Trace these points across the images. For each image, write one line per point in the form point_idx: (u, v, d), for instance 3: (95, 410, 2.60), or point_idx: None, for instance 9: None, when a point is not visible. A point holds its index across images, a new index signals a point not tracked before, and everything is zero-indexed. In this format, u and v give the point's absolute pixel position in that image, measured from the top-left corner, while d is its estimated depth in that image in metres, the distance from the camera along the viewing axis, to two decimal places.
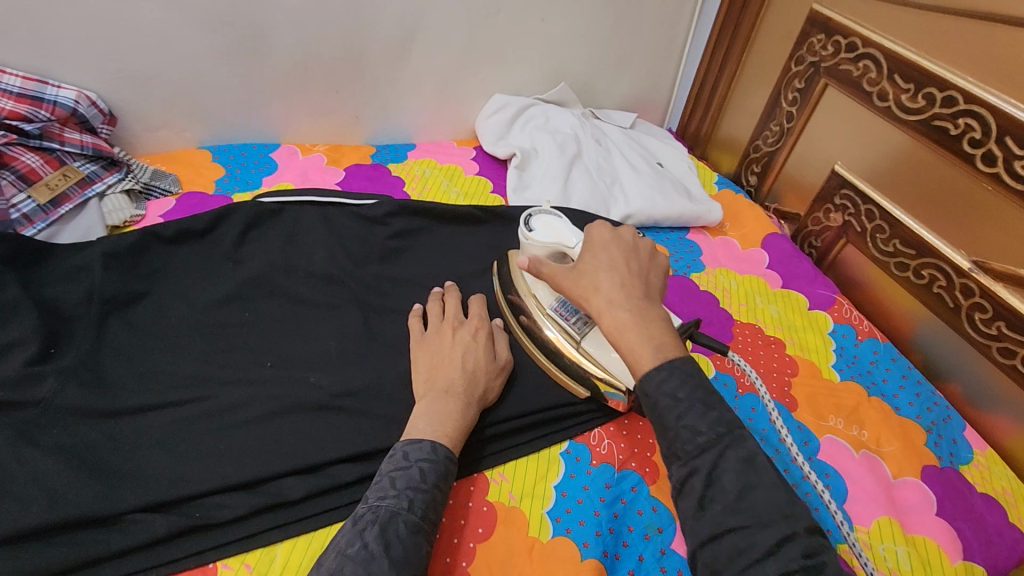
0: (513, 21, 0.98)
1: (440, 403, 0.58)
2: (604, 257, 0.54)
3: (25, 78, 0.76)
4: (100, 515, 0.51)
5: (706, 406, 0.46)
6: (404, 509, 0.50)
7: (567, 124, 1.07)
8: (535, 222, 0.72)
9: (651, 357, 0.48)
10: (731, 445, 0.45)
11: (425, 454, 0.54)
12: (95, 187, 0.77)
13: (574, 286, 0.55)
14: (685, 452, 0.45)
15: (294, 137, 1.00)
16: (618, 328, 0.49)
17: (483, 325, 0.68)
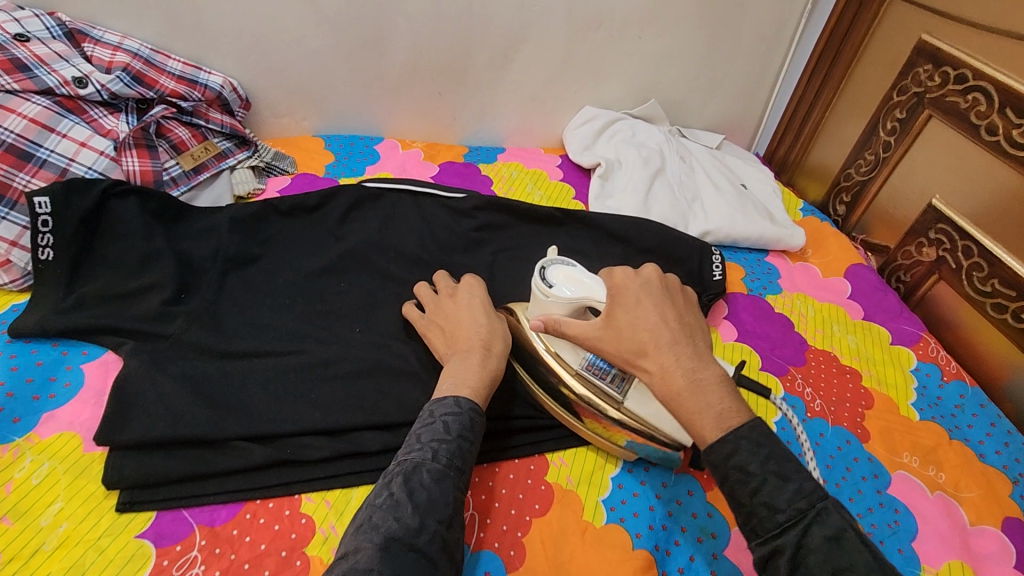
0: (611, 37, 1.03)
1: (462, 362, 0.61)
2: (644, 310, 0.54)
3: (185, 64, 0.87)
4: (211, 437, 0.58)
5: (781, 480, 0.45)
6: (428, 458, 0.52)
7: (653, 140, 1.10)
8: (552, 274, 0.66)
9: (713, 424, 0.47)
10: (814, 522, 0.44)
11: (448, 408, 0.56)
12: (228, 161, 0.87)
13: (618, 349, 0.54)
14: (763, 529, 0.45)
15: (396, 133, 1.09)
16: (672, 396, 0.49)
17: (476, 283, 0.71)
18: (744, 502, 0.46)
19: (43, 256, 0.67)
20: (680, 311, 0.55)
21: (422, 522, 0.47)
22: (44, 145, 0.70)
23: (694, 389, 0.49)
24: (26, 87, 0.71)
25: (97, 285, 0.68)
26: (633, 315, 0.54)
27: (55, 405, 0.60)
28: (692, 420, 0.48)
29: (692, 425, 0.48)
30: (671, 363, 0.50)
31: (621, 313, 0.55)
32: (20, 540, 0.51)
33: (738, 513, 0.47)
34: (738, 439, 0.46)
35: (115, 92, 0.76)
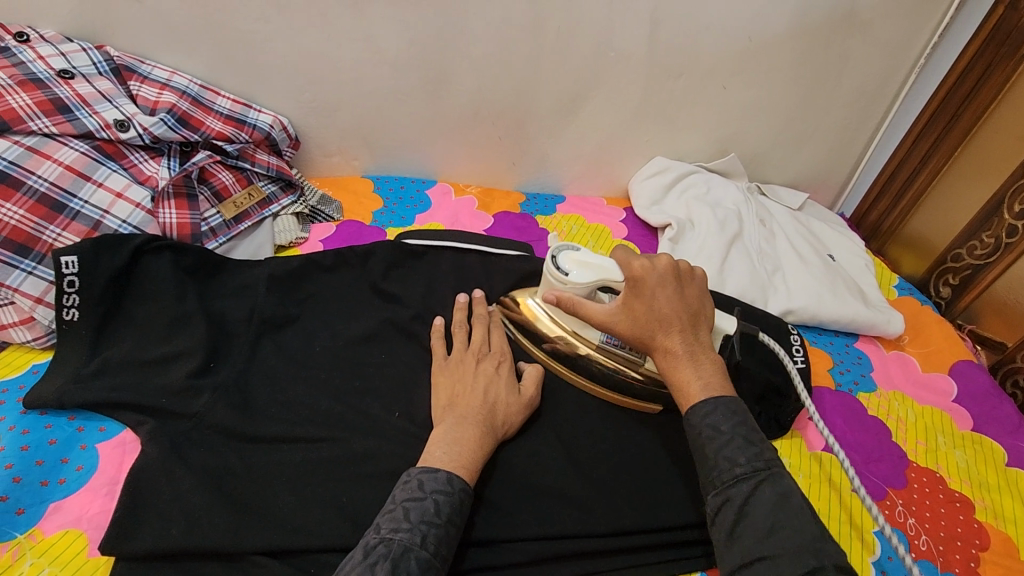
0: (693, 86, 0.93)
1: (458, 431, 0.57)
2: (659, 300, 0.57)
3: (234, 102, 0.82)
4: (227, 550, 0.51)
5: (747, 442, 0.49)
6: (416, 544, 0.47)
7: (730, 198, 1.00)
8: (564, 261, 0.65)
9: (701, 392, 0.53)
10: (766, 481, 0.47)
11: (440, 485, 0.51)
12: (272, 208, 0.81)
13: (629, 330, 0.57)
14: (720, 481, 0.49)
15: (449, 176, 1.01)
16: (671, 370, 0.55)
17: (507, 359, 0.67)
18: (709, 456, 0.50)
19: (68, 316, 0.62)
20: (689, 298, 0.58)
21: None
22: (78, 195, 0.65)
23: (691, 364, 0.54)
24: (65, 131, 0.66)
25: (122, 350, 0.63)
26: (648, 306, 0.56)
27: (63, 493, 0.54)
28: (683, 389, 0.54)
29: (683, 393, 0.54)
30: (675, 345, 0.55)
31: (633, 302, 0.57)
32: None
33: (702, 470, 0.51)
34: (718, 404, 0.51)
35: (158, 136, 0.71)
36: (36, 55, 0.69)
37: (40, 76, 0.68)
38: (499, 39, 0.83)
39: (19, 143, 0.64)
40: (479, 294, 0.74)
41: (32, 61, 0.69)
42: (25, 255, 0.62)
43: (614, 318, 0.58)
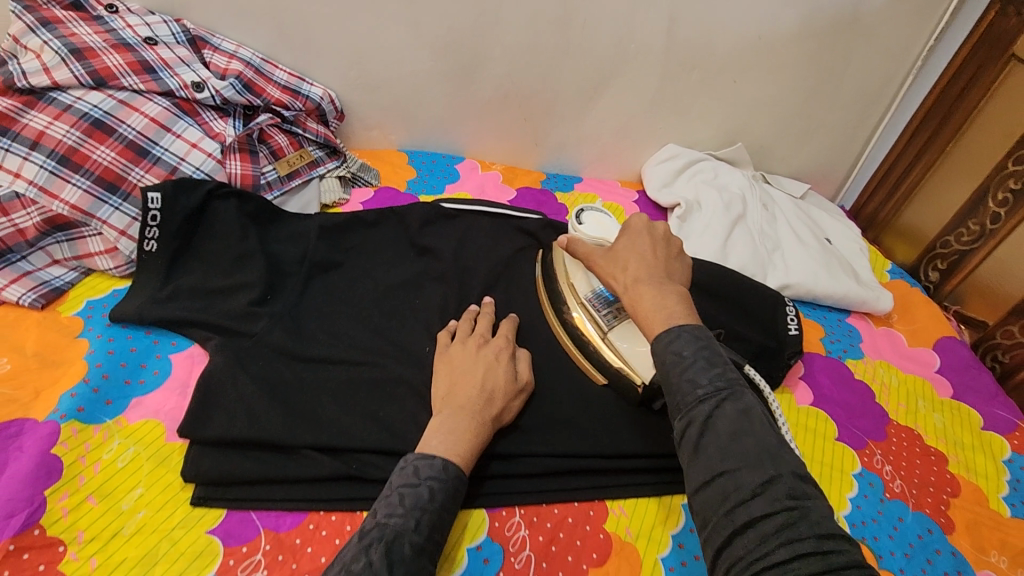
0: (704, 78, 1.01)
1: (454, 421, 0.59)
2: (639, 242, 0.62)
3: (290, 75, 0.91)
4: (283, 443, 0.59)
5: (709, 365, 0.50)
6: (410, 529, 0.50)
7: (736, 183, 1.08)
8: (587, 216, 0.78)
9: (664, 321, 0.54)
10: (728, 398, 0.48)
11: (435, 472, 0.54)
12: (319, 170, 0.90)
13: (608, 264, 0.63)
14: (685, 404, 0.49)
15: (477, 154, 1.10)
16: (636, 301, 0.57)
17: (507, 347, 0.68)
18: (673, 382, 0.50)
19: (148, 247, 0.71)
20: (670, 255, 0.62)
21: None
22: (159, 143, 0.74)
23: (656, 297, 0.56)
24: (151, 88, 0.76)
25: (192, 279, 0.72)
26: (631, 245, 0.62)
27: (144, 391, 0.63)
28: (647, 320, 0.55)
29: (647, 322, 0.55)
30: (641, 277, 0.58)
31: (621, 242, 0.63)
32: (102, 520, 0.53)
33: (666, 395, 0.51)
34: (681, 332, 0.52)
35: (227, 98, 0.80)
36: (125, 23, 0.79)
37: (129, 41, 0.78)
38: (530, 28, 0.92)
39: (112, 97, 0.74)
40: (489, 301, 0.75)
41: (122, 29, 0.79)
42: (113, 192, 0.71)
43: (597, 260, 0.65)
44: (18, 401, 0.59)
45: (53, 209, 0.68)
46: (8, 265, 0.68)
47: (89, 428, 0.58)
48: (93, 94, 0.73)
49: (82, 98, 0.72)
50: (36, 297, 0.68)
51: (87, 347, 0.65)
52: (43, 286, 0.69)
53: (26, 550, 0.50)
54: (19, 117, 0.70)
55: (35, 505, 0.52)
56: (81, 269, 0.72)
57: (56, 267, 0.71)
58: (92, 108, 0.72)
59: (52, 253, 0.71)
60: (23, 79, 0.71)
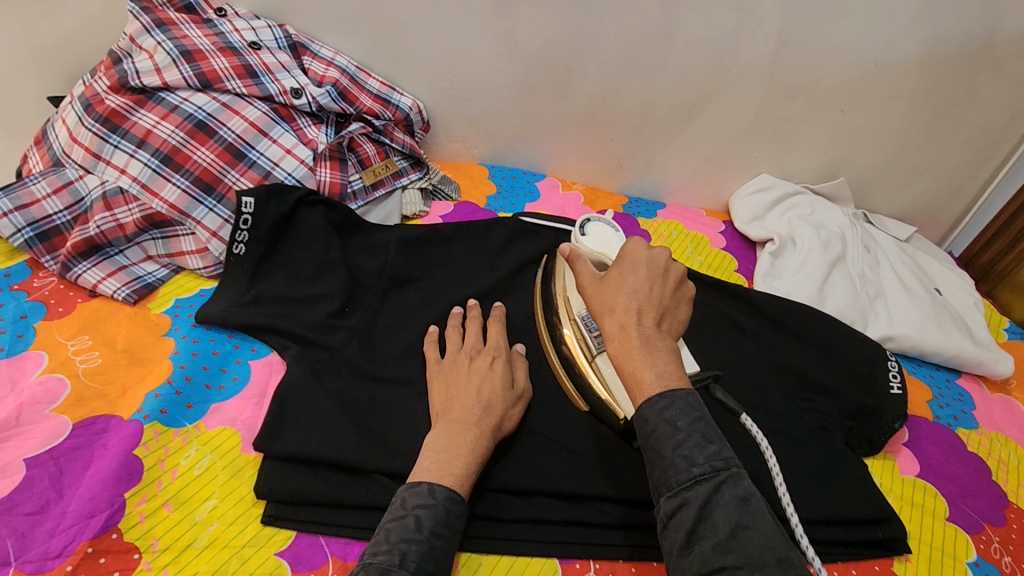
0: (812, 107, 0.94)
1: (448, 436, 0.55)
2: (633, 277, 0.55)
3: (383, 84, 0.91)
4: (356, 466, 0.57)
5: (705, 440, 0.46)
6: (396, 564, 0.46)
7: (835, 221, 1.00)
8: (591, 226, 0.69)
9: (652, 380, 0.49)
10: (726, 482, 0.45)
11: (422, 499, 0.50)
12: (402, 180, 0.89)
13: (595, 301, 0.55)
14: (677, 481, 0.46)
15: (558, 172, 1.07)
16: (624, 353, 0.51)
17: (501, 353, 0.64)
18: (664, 455, 0.47)
19: (237, 250, 0.71)
20: (666, 294, 0.55)
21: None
22: (255, 147, 0.75)
23: (644, 351, 0.50)
24: (252, 93, 0.77)
25: (274, 285, 0.72)
26: (621, 280, 0.55)
27: (223, 397, 0.63)
28: (634, 376, 0.50)
29: (633, 377, 0.50)
30: (631, 322, 0.51)
31: (613, 276, 0.56)
32: (175, 530, 0.52)
33: (653, 466, 0.48)
34: (675, 398, 0.48)
35: (323, 105, 0.80)
36: (232, 27, 0.81)
37: (235, 45, 0.79)
38: (628, 46, 0.88)
39: (216, 100, 0.75)
40: (475, 303, 0.72)
41: (229, 32, 0.80)
42: (209, 194, 0.72)
43: (586, 286, 0.57)
44: (107, 397, 0.60)
45: (152, 207, 0.70)
46: (106, 258, 0.70)
47: (170, 431, 0.58)
48: (199, 96, 0.75)
49: (188, 100, 0.74)
50: (129, 292, 0.69)
51: (173, 346, 0.66)
52: (136, 281, 0.70)
53: (102, 554, 0.50)
54: (129, 116, 0.72)
55: (114, 508, 0.52)
56: (172, 266, 0.73)
57: (149, 263, 0.72)
58: (196, 110, 0.73)
59: (147, 249, 0.72)
60: (136, 79, 0.74)
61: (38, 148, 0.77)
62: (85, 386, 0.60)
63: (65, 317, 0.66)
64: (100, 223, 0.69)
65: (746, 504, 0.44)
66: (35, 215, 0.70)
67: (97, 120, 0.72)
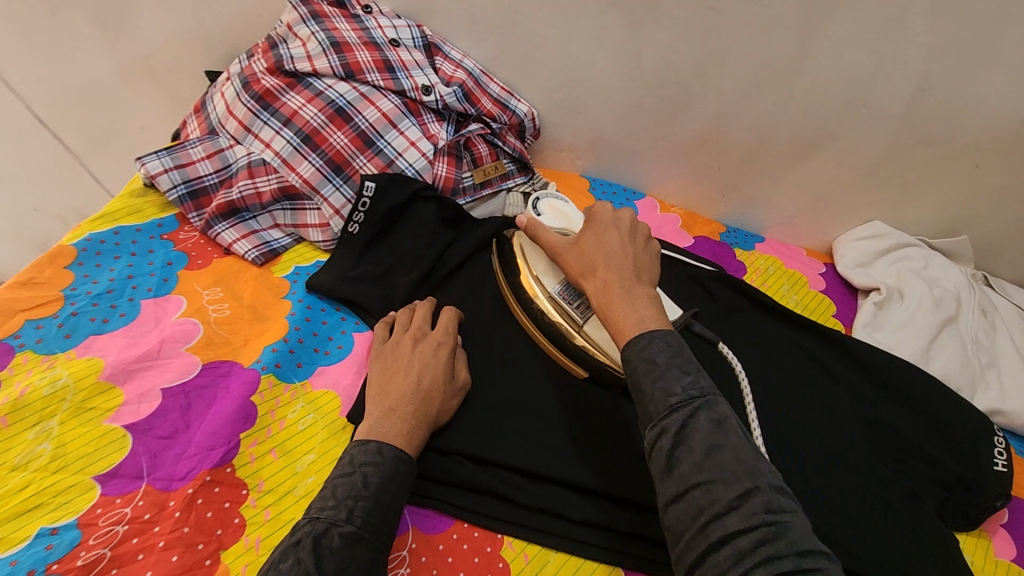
0: (941, 157, 0.89)
1: (385, 424, 0.56)
2: (608, 240, 0.61)
3: (502, 89, 0.95)
4: (440, 444, 0.61)
5: (682, 371, 0.48)
6: (341, 519, 0.49)
7: (951, 279, 0.94)
8: (543, 204, 0.72)
9: (633, 326, 0.52)
10: (701, 408, 0.46)
11: (368, 458, 0.53)
12: (508, 183, 0.92)
13: (576, 265, 0.61)
14: (657, 412, 0.47)
15: (658, 193, 1.07)
16: (604, 305, 0.55)
17: (445, 340, 0.65)
18: (643, 388, 0.48)
19: (352, 229, 0.76)
20: (638, 247, 0.61)
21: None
22: (384, 137, 0.80)
23: (625, 299, 0.54)
24: (388, 86, 0.82)
25: (380, 265, 0.76)
26: (598, 246, 0.61)
27: (328, 362, 0.68)
28: (617, 324, 0.53)
29: (617, 328, 0.53)
30: (612, 276, 0.57)
31: (587, 239, 0.62)
32: (279, 475, 0.57)
33: (639, 403, 0.49)
34: (654, 338, 0.50)
35: (448, 104, 0.85)
36: (377, 24, 0.88)
37: (378, 41, 0.86)
38: (753, 75, 0.87)
39: (356, 89, 0.81)
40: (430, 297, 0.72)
41: (373, 28, 0.87)
42: (338, 174, 0.78)
43: (565, 253, 0.64)
44: (232, 345, 0.66)
45: (289, 180, 0.77)
46: (241, 220, 0.78)
47: (281, 385, 0.64)
48: (342, 85, 0.81)
49: (332, 87, 0.80)
50: (257, 254, 0.75)
51: (290, 308, 0.72)
52: (264, 245, 0.77)
53: (218, 484, 0.55)
54: (280, 96, 0.80)
55: (231, 445, 0.57)
56: (294, 236, 0.80)
57: (276, 230, 0.79)
58: (338, 97, 0.80)
59: (276, 218, 0.79)
60: (290, 64, 0.81)
61: (197, 117, 0.86)
62: (215, 332, 0.67)
63: (204, 268, 0.74)
64: (242, 189, 0.77)
65: (721, 426, 0.45)
66: (189, 175, 0.78)
67: (253, 97, 0.80)
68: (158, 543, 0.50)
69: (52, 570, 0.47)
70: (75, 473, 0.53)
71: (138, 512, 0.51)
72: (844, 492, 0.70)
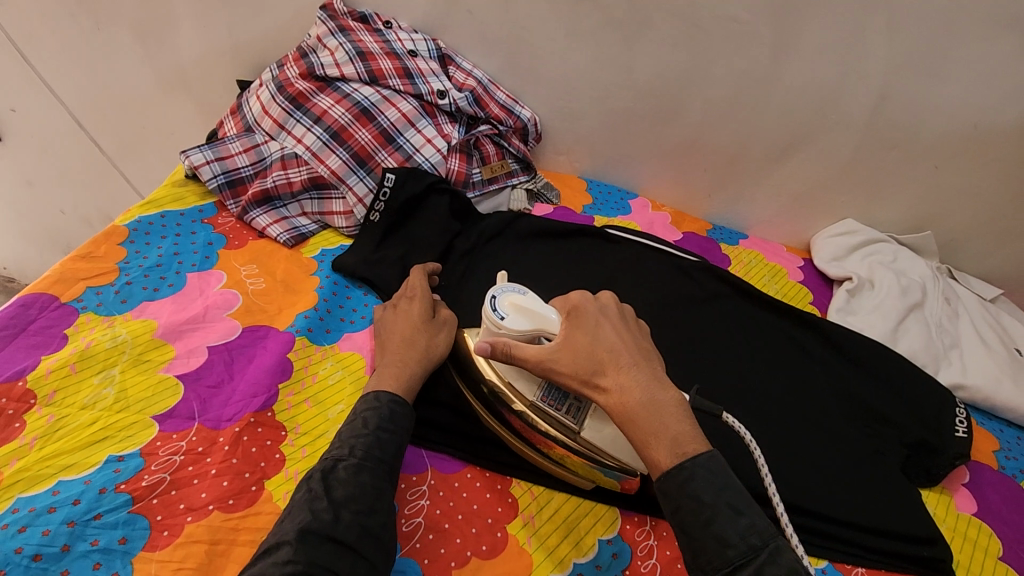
0: (904, 159, 0.99)
1: (378, 377, 0.63)
2: (602, 333, 0.58)
3: (508, 96, 1.05)
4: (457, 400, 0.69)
5: (735, 514, 0.47)
6: (345, 455, 0.54)
7: (918, 271, 1.03)
8: (502, 305, 0.64)
9: (670, 450, 0.50)
10: (765, 561, 0.46)
11: (368, 404, 0.59)
12: (513, 180, 1.02)
13: (573, 367, 0.57)
14: (715, 566, 0.47)
15: (649, 194, 1.17)
16: (629, 420, 0.53)
17: (417, 294, 0.72)
18: (695, 536, 0.48)
19: (373, 217, 0.84)
20: (632, 334, 0.59)
21: (335, 516, 0.49)
22: (404, 134, 0.89)
23: (652, 414, 0.52)
24: (407, 90, 0.92)
25: (397, 249, 0.84)
26: (594, 343, 0.58)
27: (353, 329, 0.75)
28: (651, 449, 0.51)
29: (649, 445, 0.51)
30: (627, 380, 0.54)
31: (579, 337, 0.59)
32: (312, 421, 0.64)
33: (690, 551, 0.49)
34: (695, 469, 0.49)
35: (460, 107, 0.95)
36: (396, 37, 0.98)
37: (398, 51, 0.96)
38: (733, 84, 0.97)
39: (379, 92, 0.91)
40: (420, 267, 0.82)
41: (393, 41, 0.97)
42: (361, 167, 0.87)
43: (556, 355, 0.59)
44: (267, 312, 0.74)
45: (318, 171, 0.86)
46: (273, 208, 0.86)
47: (313, 346, 0.71)
48: (366, 89, 0.91)
49: (358, 90, 0.90)
50: (288, 237, 0.84)
51: (318, 283, 0.80)
52: (293, 229, 0.85)
53: (261, 424, 0.62)
54: (311, 98, 0.89)
55: (271, 393, 0.64)
56: (320, 223, 0.88)
57: (304, 217, 0.87)
58: (363, 99, 0.89)
59: (304, 206, 0.88)
60: (321, 69, 0.91)
61: (233, 117, 0.95)
62: (252, 302, 0.75)
63: (240, 248, 0.82)
64: (276, 179, 0.85)
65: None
66: (228, 166, 0.87)
67: (287, 99, 0.89)
68: (211, 471, 0.57)
69: (121, 489, 0.54)
70: (136, 413, 0.60)
71: (192, 445, 0.59)
72: (817, 451, 0.78)
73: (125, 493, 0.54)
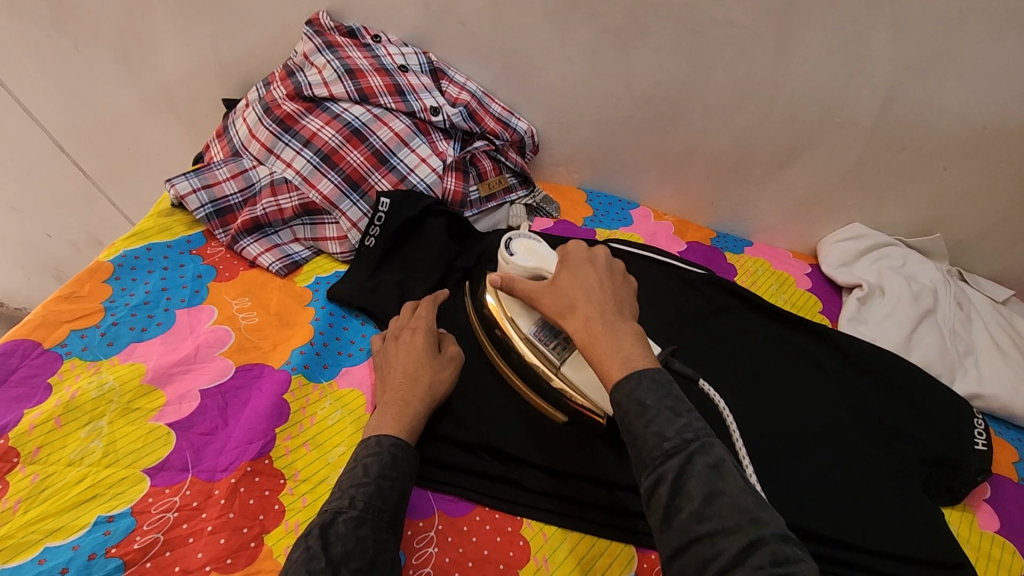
0: (912, 161, 0.96)
1: (378, 417, 0.60)
2: (583, 278, 0.59)
3: (503, 108, 1.02)
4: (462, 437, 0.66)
5: (674, 413, 0.46)
6: (345, 506, 0.51)
7: (928, 275, 1.01)
8: (516, 245, 0.70)
9: (620, 367, 0.50)
10: (697, 452, 0.44)
11: (369, 449, 0.56)
12: (511, 196, 0.99)
13: (553, 304, 0.59)
14: (651, 459, 0.45)
15: (650, 203, 1.14)
16: (588, 342, 0.53)
17: (421, 325, 0.70)
18: (637, 434, 0.47)
19: (368, 242, 0.81)
20: (615, 283, 0.59)
21: None
22: (397, 154, 0.86)
23: (610, 335, 0.53)
24: (399, 108, 0.89)
25: (394, 275, 0.81)
26: (573, 282, 0.59)
27: (352, 363, 0.73)
28: (603, 366, 0.51)
29: (602, 368, 0.52)
30: (593, 315, 0.55)
31: (563, 279, 0.60)
32: (312, 466, 0.61)
33: (632, 448, 0.47)
34: (642, 377, 0.48)
35: (455, 123, 0.92)
36: (386, 52, 0.95)
37: (388, 67, 0.93)
38: (735, 90, 0.94)
39: (370, 111, 0.88)
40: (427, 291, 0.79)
41: (383, 56, 0.94)
42: (355, 190, 0.84)
43: (540, 296, 0.61)
44: (261, 349, 0.71)
45: (310, 196, 0.83)
46: (264, 236, 0.83)
47: (309, 384, 0.68)
48: (357, 108, 0.88)
49: (348, 110, 0.87)
50: (281, 266, 0.81)
51: (314, 314, 0.77)
52: (286, 258, 0.82)
53: (258, 474, 0.59)
54: (300, 119, 0.86)
55: (268, 438, 0.62)
56: (314, 249, 0.85)
57: (297, 243, 0.84)
58: (354, 119, 0.86)
59: (296, 232, 0.85)
60: (309, 89, 0.88)
61: (220, 140, 0.92)
62: (245, 338, 0.72)
63: (231, 280, 0.79)
64: (266, 206, 0.82)
65: (719, 470, 0.43)
66: (216, 195, 0.84)
67: (275, 121, 0.86)
68: (206, 527, 0.54)
69: (113, 553, 0.51)
70: (127, 467, 0.57)
71: (186, 500, 0.56)
72: (835, 471, 0.75)
73: (116, 558, 0.51)
